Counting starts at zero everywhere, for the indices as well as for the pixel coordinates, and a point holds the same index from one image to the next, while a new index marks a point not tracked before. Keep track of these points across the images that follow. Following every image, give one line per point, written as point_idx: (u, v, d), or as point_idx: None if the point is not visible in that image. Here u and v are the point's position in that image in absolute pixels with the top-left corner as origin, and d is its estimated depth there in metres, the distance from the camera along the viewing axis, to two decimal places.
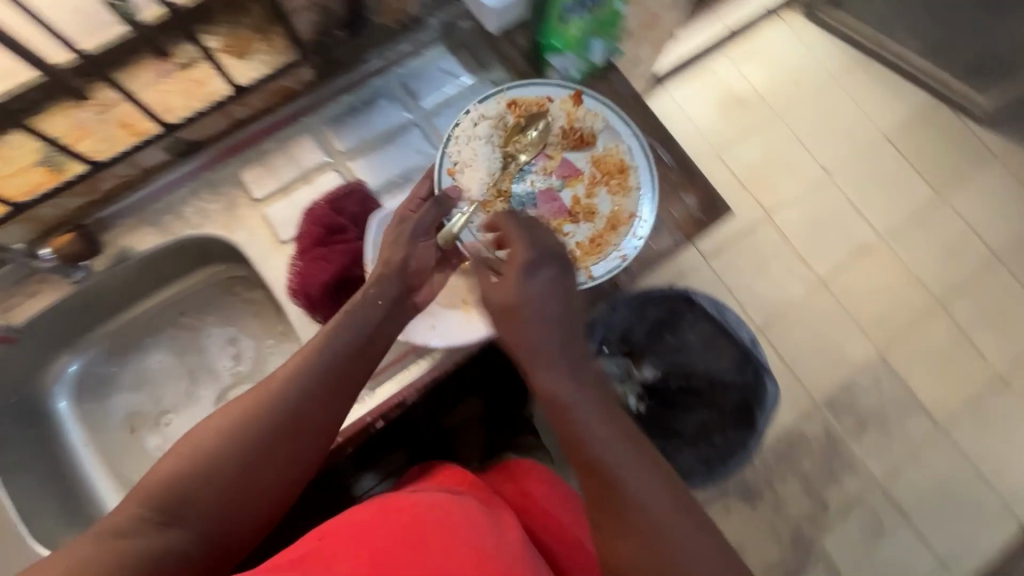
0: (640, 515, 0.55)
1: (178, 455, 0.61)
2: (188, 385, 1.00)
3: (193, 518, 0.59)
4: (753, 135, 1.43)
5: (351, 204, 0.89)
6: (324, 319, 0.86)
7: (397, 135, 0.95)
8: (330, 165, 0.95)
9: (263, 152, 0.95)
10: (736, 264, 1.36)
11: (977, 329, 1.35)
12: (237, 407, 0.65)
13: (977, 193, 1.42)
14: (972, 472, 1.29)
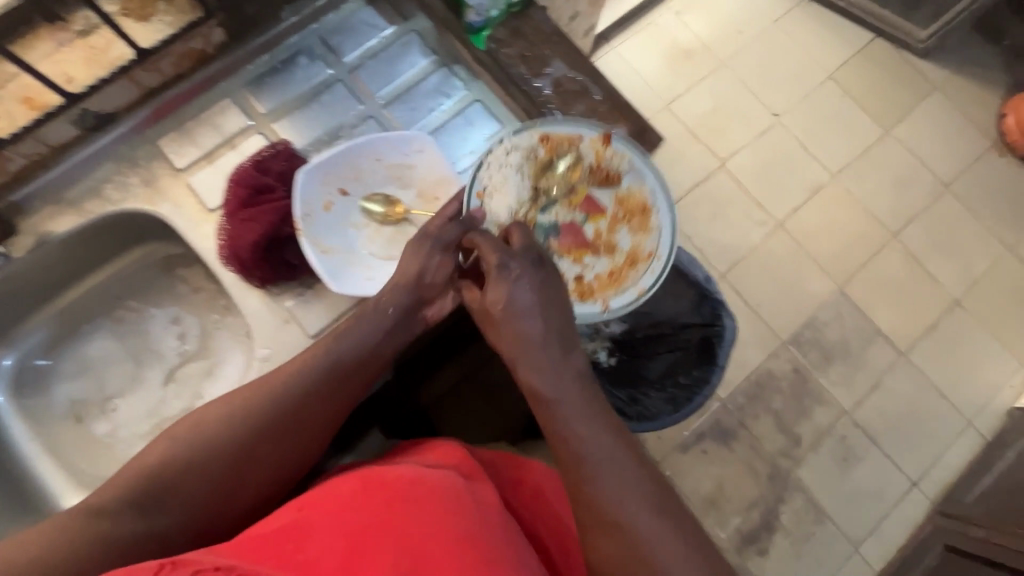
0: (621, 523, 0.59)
1: (166, 440, 0.62)
2: (131, 368, 0.85)
3: (175, 507, 0.60)
4: (703, 86, 1.52)
5: (276, 162, 0.77)
6: (262, 283, 0.74)
7: (321, 92, 0.84)
8: (253, 128, 0.82)
9: (186, 122, 0.82)
10: (695, 214, 1.43)
11: (928, 254, 1.45)
12: (233, 401, 0.65)
13: (918, 124, 1.54)
14: (933, 392, 1.36)
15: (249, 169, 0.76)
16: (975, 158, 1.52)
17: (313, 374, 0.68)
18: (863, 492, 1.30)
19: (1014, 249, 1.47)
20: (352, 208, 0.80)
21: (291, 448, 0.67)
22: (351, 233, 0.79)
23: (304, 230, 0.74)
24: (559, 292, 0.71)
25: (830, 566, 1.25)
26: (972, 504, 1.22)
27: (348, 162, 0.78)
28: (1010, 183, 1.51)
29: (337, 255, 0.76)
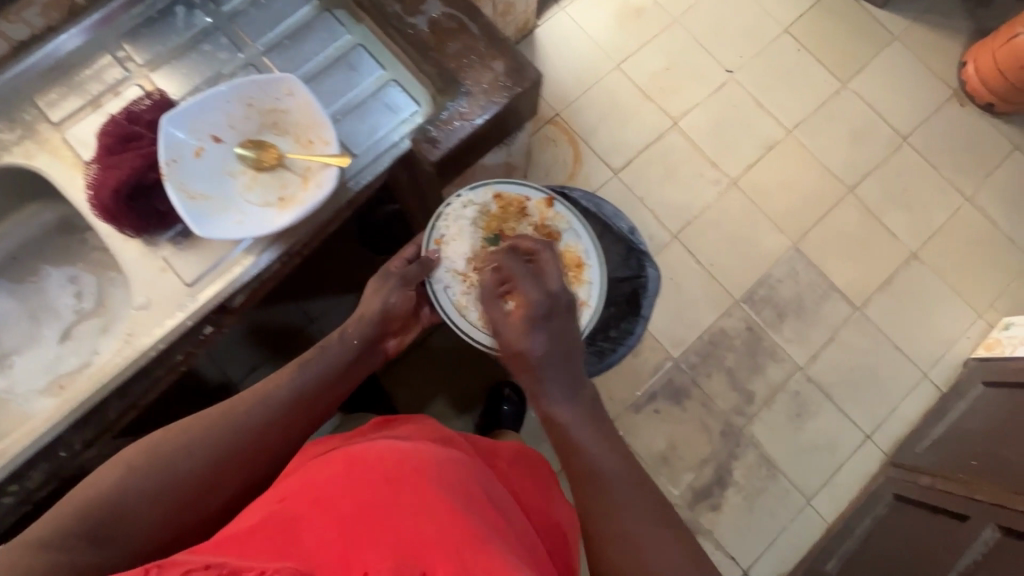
0: (618, 528, 0.61)
1: (116, 470, 0.56)
2: (26, 328, 0.82)
3: (129, 537, 0.54)
4: (653, 44, 1.49)
5: (150, 111, 0.61)
6: (132, 232, 0.60)
7: (183, 37, 0.65)
8: (132, 79, 0.65)
9: (72, 73, 0.66)
10: (646, 174, 1.42)
11: (884, 208, 1.43)
12: (195, 423, 0.61)
13: (876, 75, 1.51)
14: (888, 345, 1.36)
15: (120, 119, 0.61)
16: (934, 109, 1.49)
17: (285, 393, 0.67)
18: (816, 447, 1.30)
19: (973, 200, 1.44)
20: (226, 155, 0.62)
21: (256, 472, 0.64)
22: (224, 181, 0.62)
23: (167, 175, 0.58)
24: (571, 335, 0.74)
25: (782, 519, 1.26)
26: (922, 453, 1.22)
27: (206, 97, 0.60)
28: (970, 133, 1.48)
29: (205, 203, 0.59)
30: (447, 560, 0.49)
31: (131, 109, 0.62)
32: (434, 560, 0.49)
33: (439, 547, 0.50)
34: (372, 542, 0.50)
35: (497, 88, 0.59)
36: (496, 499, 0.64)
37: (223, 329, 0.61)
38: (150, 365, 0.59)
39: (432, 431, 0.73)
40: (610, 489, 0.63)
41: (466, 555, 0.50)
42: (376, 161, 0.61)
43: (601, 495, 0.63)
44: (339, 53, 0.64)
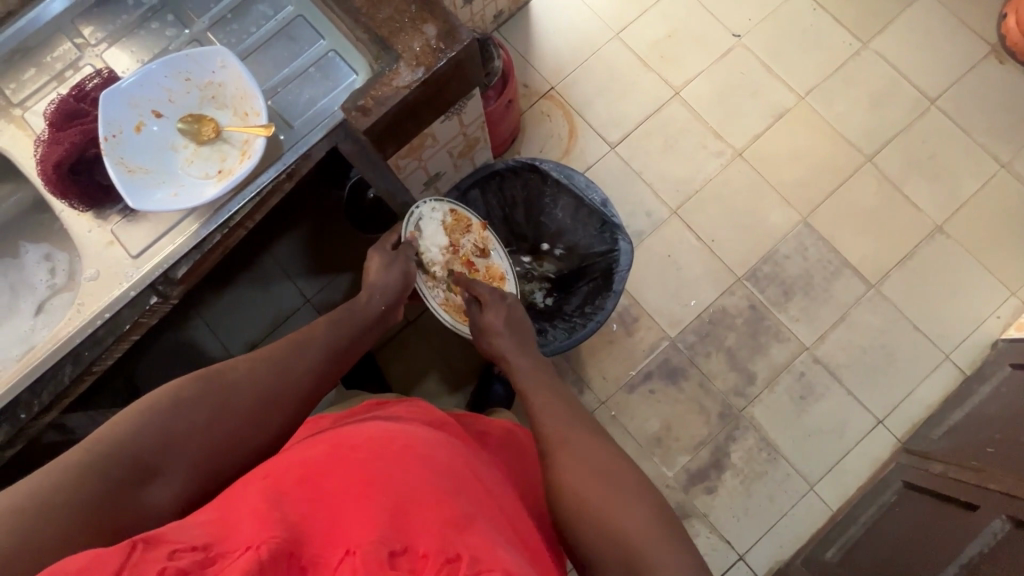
0: (627, 524, 0.52)
1: (165, 401, 0.52)
2: (5, 299, 0.78)
3: (175, 473, 0.50)
4: (655, 10, 1.42)
5: (99, 90, 0.68)
6: (81, 205, 0.66)
7: (135, 15, 0.72)
8: (85, 58, 0.71)
9: (32, 53, 0.72)
10: (644, 147, 1.37)
11: (906, 177, 1.33)
12: (242, 361, 0.59)
13: (901, 34, 1.39)
14: (906, 325, 1.27)
15: (71, 98, 0.67)
16: (968, 68, 1.37)
17: (318, 342, 0.66)
18: (821, 431, 1.24)
19: (1010, 166, 1.32)
20: (169, 130, 0.68)
21: (296, 420, 0.61)
22: (166, 155, 0.68)
23: (107, 151, 0.64)
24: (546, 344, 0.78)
25: (782, 503, 1.21)
26: (937, 440, 1.14)
27: (146, 74, 0.66)
28: (1008, 93, 1.35)
29: (145, 175, 0.65)
30: (438, 534, 0.41)
31: (81, 87, 0.68)
32: (425, 536, 0.40)
33: (432, 526, 0.41)
34: (359, 517, 0.41)
35: (428, 51, 0.65)
36: (503, 492, 0.54)
37: (169, 299, 0.65)
38: (99, 333, 0.63)
39: (424, 412, 0.62)
40: (602, 481, 0.55)
41: (461, 533, 0.41)
42: (310, 133, 0.66)
43: (582, 485, 0.55)
44: (281, 23, 0.70)
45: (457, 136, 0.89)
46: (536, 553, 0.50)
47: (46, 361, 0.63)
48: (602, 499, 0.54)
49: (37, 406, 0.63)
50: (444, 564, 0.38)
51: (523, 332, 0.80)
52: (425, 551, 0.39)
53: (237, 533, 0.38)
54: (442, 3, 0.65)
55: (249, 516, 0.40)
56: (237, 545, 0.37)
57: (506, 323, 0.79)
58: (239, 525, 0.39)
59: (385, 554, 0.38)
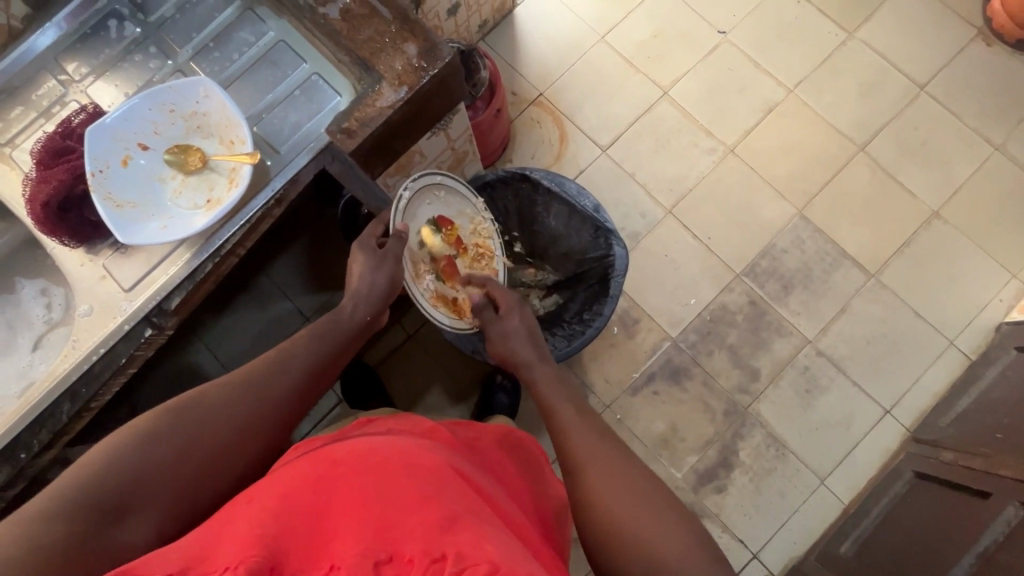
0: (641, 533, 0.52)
1: (132, 437, 0.51)
2: (2, 336, 0.79)
3: (148, 511, 0.50)
4: (639, 11, 1.42)
5: (85, 126, 0.68)
6: (72, 241, 0.67)
7: (117, 49, 0.73)
8: (70, 94, 0.72)
9: (16, 92, 0.72)
10: (636, 149, 1.36)
11: (900, 165, 1.32)
12: (214, 389, 0.57)
13: (886, 22, 1.39)
14: (907, 313, 1.26)
15: (56, 135, 0.68)
16: (956, 52, 1.37)
17: (298, 360, 0.63)
18: (828, 424, 1.23)
19: (1004, 148, 1.32)
20: (156, 162, 0.69)
21: (278, 440, 0.61)
22: (155, 187, 0.68)
23: (95, 187, 0.65)
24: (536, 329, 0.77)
25: (793, 500, 1.20)
26: (945, 427, 1.13)
27: (130, 107, 0.67)
28: (997, 75, 1.35)
29: (133, 209, 0.66)
30: (423, 538, 0.40)
31: (67, 124, 0.69)
32: (410, 540, 0.40)
33: (417, 529, 0.41)
34: (344, 532, 0.41)
35: (410, 70, 0.65)
36: (496, 497, 0.52)
37: (165, 330, 0.65)
38: (94, 369, 0.63)
39: (415, 424, 0.61)
40: (614, 485, 0.56)
41: (448, 532, 0.40)
42: (297, 156, 0.66)
43: (596, 485, 0.56)
44: (263, 49, 0.71)
45: (445, 150, 0.89)
46: (534, 549, 0.49)
47: (45, 400, 0.63)
48: (621, 506, 0.54)
49: (36, 445, 0.63)
50: (429, 565, 0.37)
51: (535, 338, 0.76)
52: (410, 555, 0.38)
53: (217, 555, 0.38)
54: (420, 21, 0.65)
55: (231, 538, 0.40)
56: (216, 567, 0.37)
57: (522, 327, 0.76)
58: (220, 549, 0.39)
59: (368, 565, 0.37)
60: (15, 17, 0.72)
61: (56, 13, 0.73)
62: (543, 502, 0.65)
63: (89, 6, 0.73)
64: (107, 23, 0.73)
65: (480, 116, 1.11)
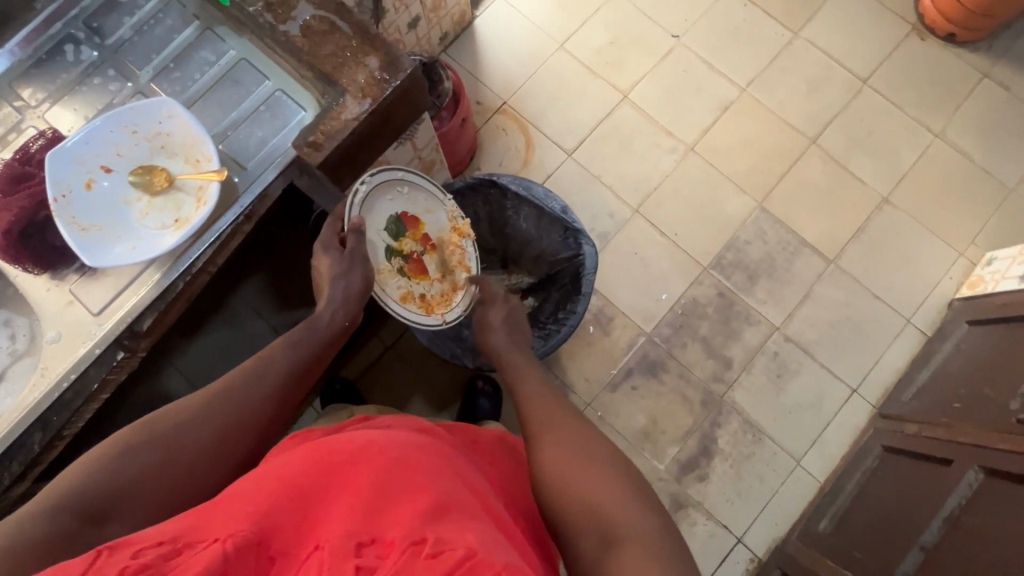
0: (598, 507, 0.54)
1: (112, 446, 0.51)
2: None
3: (129, 514, 0.50)
4: (595, 19, 1.47)
5: (43, 151, 0.68)
6: (35, 267, 0.66)
7: (73, 73, 0.72)
8: (26, 120, 0.71)
9: None
10: (601, 151, 1.40)
11: (849, 155, 1.39)
12: (191, 400, 0.57)
13: (828, 22, 1.47)
14: (865, 294, 1.32)
15: (15, 161, 0.68)
16: (894, 47, 1.45)
17: (276, 367, 0.63)
18: (800, 406, 1.28)
19: (943, 135, 1.40)
20: (120, 184, 0.68)
21: (259, 445, 0.61)
22: (121, 209, 0.68)
23: (58, 211, 0.65)
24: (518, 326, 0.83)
25: (772, 482, 1.24)
26: (908, 402, 1.19)
27: (91, 130, 0.67)
28: (934, 67, 1.43)
29: (98, 232, 0.66)
30: (408, 522, 0.41)
31: (26, 150, 0.68)
32: (396, 524, 0.41)
33: (403, 513, 0.42)
34: (332, 513, 0.42)
35: (373, 82, 0.67)
36: (483, 491, 0.53)
37: (137, 352, 0.65)
38: (65, 397, 0.63)
39: (413, 421, 0.62)
40: (575, 456, 0.59)
41: (432, 521, 0.41)
42: (265, 172, 0.67)
43: (556, 460, 0.59)
44: (224, 67, 0.71)
45: (413, 159, 0.91)
46: (515, 540, 0.50)
47: (14, 432, 0.62)
48: (582, 478, 0.57)
49: (6, 478, 0.62)
50: (409, 548, 0.38)
51: (519, 331, 0.82)
52: (392, 538, 0.39)
53: (208, 527, 0.39)
54: (381, 35, 0.67)
55: (225, 512, 0.41)
56: (206, 538, 0.38)
57: (503, 321, 0.82)
58: (213, 521, 0.40)
59: (350, 546, 0.38)
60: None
61: (8, 40, 0.72)
62: (534, 503, 0.66)
63: (42, 32, 0.73)
64: (63, 47, 0.73)
65: (445, 126, 1.13)
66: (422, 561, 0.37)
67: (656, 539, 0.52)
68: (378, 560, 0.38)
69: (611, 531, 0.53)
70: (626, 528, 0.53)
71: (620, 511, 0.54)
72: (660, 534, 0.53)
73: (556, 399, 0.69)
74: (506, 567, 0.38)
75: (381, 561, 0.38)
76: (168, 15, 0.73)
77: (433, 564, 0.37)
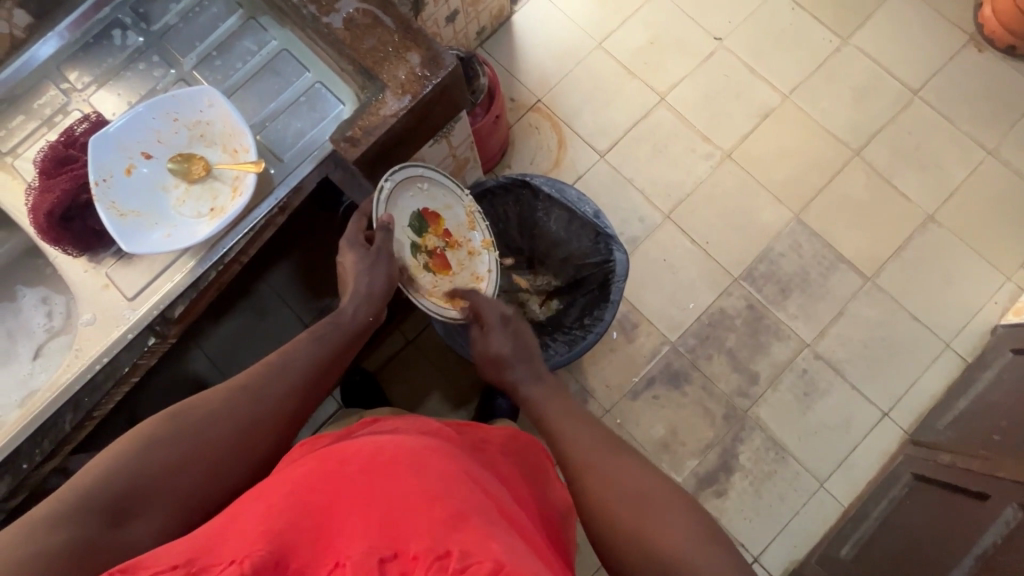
0: (647, 534, 0.53)
1: (136, 442, 0.51)
2: (4, 345, 0.79)
3: (155, 511, 0.50)
4: (635, 18, 1.44)
5: (87, 134, 0.69)
6: (74, 249, 0.68)
7: (118, 59, 0.73)
8: (71, 104, 0.73)
9: (18, 100, 0.73)
10: (634, 154, 1.37)
11: (894, 169, 1.34)
12: (212, 394, 0.57)
13: (879, 29, 1.41)
14: (903, 315, 1.27)
15: (59, 144, 0.69)
16: (948, 58, 1.38)
17: (295, 364, 0.63)
18: (827, 427, 1.24)
19: (996, 152, 1.33)
20: (159, 170, 0.69)
21: (281, 442, 0.61)
22: (158, 196, 0.69)
23: (99, 196, 0.65)
24: (524, 341, 0.78)
25: (793, 503, 1.21)
26: (942, 429, 1.14)
27: (133, 115, 0.67)
28: (990, 81, 1.37)
29: (137, 218, 0.67)
30: (429, 534, 0.40)
31: (70, 133, 0.69)
32: (416, 537, 0.40)
33: (422, 525, 0.41)
34: (351, 530, 0.41)
35: (413, 79, 0.66)
36: (500, 496, 0.52)
37: (168, 338, 0.66)
38: (97, 378, 0.64)
39: (421, 424, 0.62)
40: (616, 478, 0.58)
41: (454, 531, 0.40)
42: (301, 164, 0.68)
43: (599, 485, 0.58)
44: (266, 57, 0.71)
45: (447, 157, 0.90)
46: (539, 548, 0.49)
47: (47, 410, 0.63)
48: (627, 507, 0.55)
49: (38, 455, 0.63)
50: (433, 562, 0.37)
51: (529, 358, 0.77)
52: (415, 552, 0.38)
53: (222, 548, 0.39)
54: (423, 31, 0.66)
55: (239, 532, 0.40)
56: (221, 560, 0.37)
57: (513, 349, 0.76)
58: (227, 542, 0.39)
59: (373, 562, 0.38)
60: (18, 27, 0.72)
61: (58, 23, 0.73)
62: (552, 511, 0.65)
63: (92, 16, 0.74)
64: (111, 32, 0.74)
65: (479, 122, 1.12)
66: None
67: (710, 556, 0.51)
68: None
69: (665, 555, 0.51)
70: (678, 550, 0.51)
71: (670, 531, 0.52)
72: (713, 550, 0.51)
73: (586, 411, 0.69)
74: None
75: None
76: (213, 3, 0.74)
77: None
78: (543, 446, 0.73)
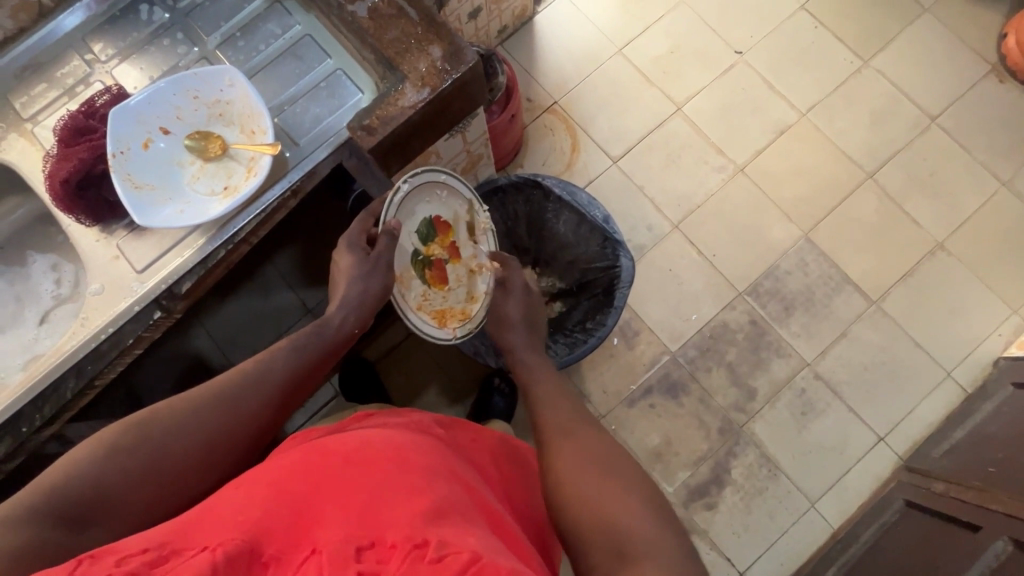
0: (612, 519, 0.52)
1: (100, 449, 0.50)
2: (10, 309, 0.79)
3: (111, 521, 0.49)
4: (657, 26, 1.44)
5: (107, 105, 0.70)
6: (87, 219, 0.68)
7: (142, 33, 0.74)
8: (93, 75, 0.73)
9: (41, 67, 0.74)
10: (647, 162, 1.37)
11: (907, 194, 1.33)
12: (178, 401, 0.56)
13: (901, 53, 1.40)
14: (905, 340, 1.27)
15: (80, 113, 0.69)
16: (969, 86, 1.38)
17: (279, 367, 0.63)
18: (822, 447, 1.23)
19: (1010, 184, 1.33)
20: (175, 146, 0.70)
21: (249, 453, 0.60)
22: (173, 171, 0.69)
23: (115, 166, 0.66)
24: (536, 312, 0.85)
25: (782, 521, 1.20)
26: (937, 458, 1.14)
27: (155, 89, 0.68)
28: (1009, 112, 1.36)
29: (152, 192, 0.67)
30: (407, 524, 0.40)
31: (91, 103, 0.70)
32: (394, 526, 0.40)
33: (401, 516, 0.41)
34: (330, 517, 0.41)
35: (433, 72, 0.66)
36: (485, 495, 0.52)
37: (173, 313, 0.67)
38: (102, 347, 0.65)
39: (411, 421, 0.62)
40: (593, 460, 0.58)
41: (433, 523, 0.40)
42: (316, 150, 0.68)
43: (574, 466, 0.58)
44: (289, 41, 0.72)
45: (461, 152, 0.90)
46: (522, 547, 0.49)
47: (49, 376, 0.64)
48: (601, 493, 0.55)
49: (38, 419, 0.64)
50: (410, 550, 0.37)
51: (534, 329, 0.83)
52: (393, 541, 0.38)
53: (198, 536, 0.39)
54: (447, 25, 0.66)
55: (217, 520, 0.41)
56: (194, 547, 0.38)
57: (522, 315, 0.83)
58: (204, 530, 0.40)
59: (350, 550, 0.38)
60: None
61: None
62: (539, 511, 0.65)
63: None
64: (137, 6, 0.74)
65: (495, 120, 1.12)
66: (427, 564, 0.36)
67: (670, 555, 0.50)
68: (378, 563, 0.37)
69: (629, 546, 0.50)
70: (641, 542, 0.50)
71: (636, 521, 0.52)
72: (676, 552, 0.50)
73: (573, 403, 0.69)
74: (512, 569, 0.37)
75: (382, 564, 0.37)
76: None
77: (437, 567, 0.36)
78: (532, 451, 0.72)
